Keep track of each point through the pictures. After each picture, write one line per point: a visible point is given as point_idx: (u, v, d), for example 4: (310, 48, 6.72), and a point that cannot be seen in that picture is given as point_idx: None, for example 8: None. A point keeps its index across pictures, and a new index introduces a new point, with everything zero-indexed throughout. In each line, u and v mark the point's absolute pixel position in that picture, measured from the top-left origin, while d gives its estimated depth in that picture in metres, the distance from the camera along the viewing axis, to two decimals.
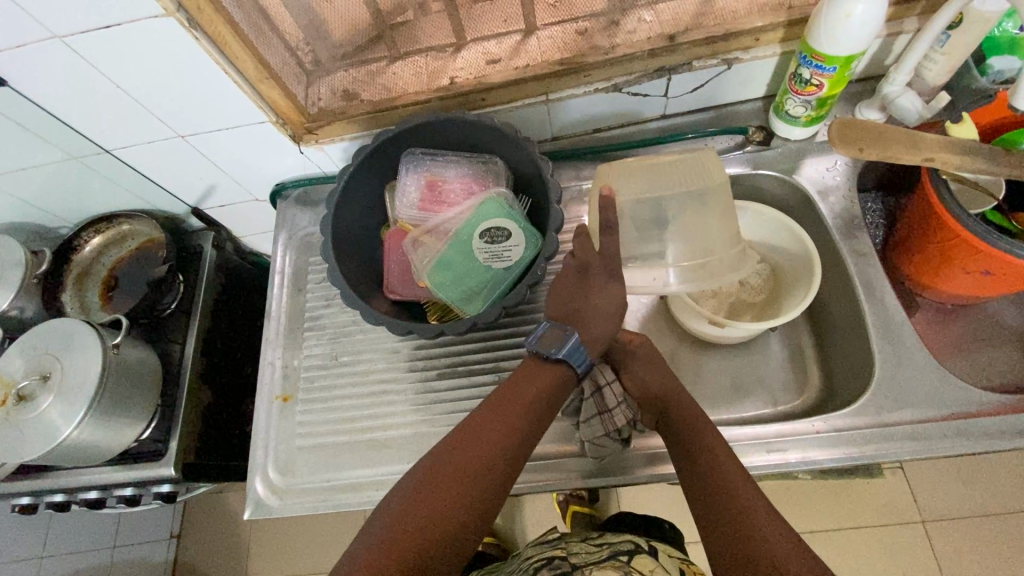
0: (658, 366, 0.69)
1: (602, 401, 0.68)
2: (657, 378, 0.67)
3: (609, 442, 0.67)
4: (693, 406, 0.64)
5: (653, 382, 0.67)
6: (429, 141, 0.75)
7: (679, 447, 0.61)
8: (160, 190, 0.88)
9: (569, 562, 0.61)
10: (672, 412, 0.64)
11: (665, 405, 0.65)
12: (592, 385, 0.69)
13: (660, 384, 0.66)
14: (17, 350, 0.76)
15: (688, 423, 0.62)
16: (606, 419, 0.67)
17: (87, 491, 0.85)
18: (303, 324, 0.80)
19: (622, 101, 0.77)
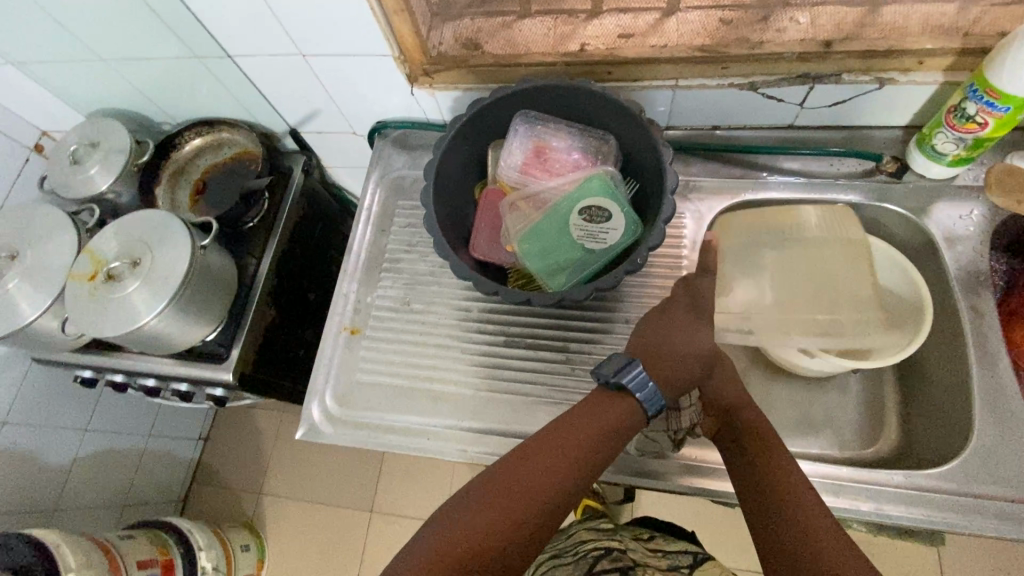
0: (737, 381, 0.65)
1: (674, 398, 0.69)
2: (732, 388, 0.64)
3: (662, 437, 0.68)
4: (761, 419, 0.61)
5: (728, 390, 0.64)
6: (545, 105, 0.72)
7: (741, 458, 0.59)
8: (266, 105, 0.88)
9: (628, 558, 0.64)
10: (739, 420, 0.61)
11: (732, 414, 0.62)
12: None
13: (734, 394, 0.63)
14: (112, 232, 0.79)
15: (755, 433, 0.60)
16: (672, 417, 0.68)
17: (146, 379, 0.89)
18: (381, 264, 0.80)
19: (753, 102, 0.73)
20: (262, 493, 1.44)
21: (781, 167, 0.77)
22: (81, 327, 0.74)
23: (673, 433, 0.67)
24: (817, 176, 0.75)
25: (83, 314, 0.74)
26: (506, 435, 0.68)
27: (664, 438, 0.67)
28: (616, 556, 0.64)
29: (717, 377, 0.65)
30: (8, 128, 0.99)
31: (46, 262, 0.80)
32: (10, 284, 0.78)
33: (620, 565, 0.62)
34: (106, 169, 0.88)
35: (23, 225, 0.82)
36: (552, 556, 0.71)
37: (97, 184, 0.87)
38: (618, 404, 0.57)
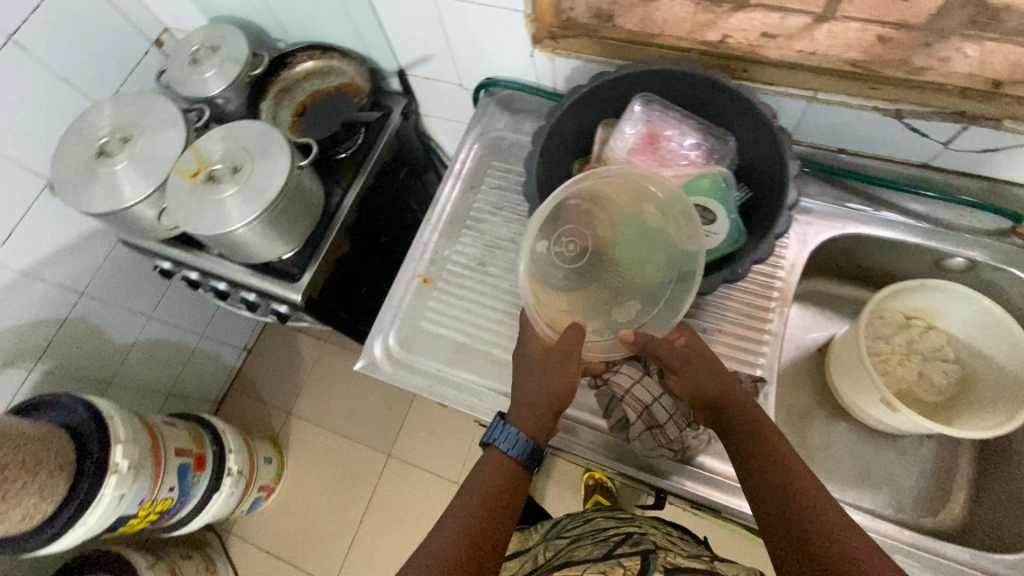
0: (713, 365, 0.60)
1: (651, 416, 0.62)
2: (710, 378, 0.59)
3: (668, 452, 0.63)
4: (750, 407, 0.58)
5: (709, 383, 0.59)
6: (670, 92, 0.69)
7: (740, 455, 0.55)
8: (382, 41, 0.88)
9: (649, 541, 0.64)
10: (728, 413, 0.58)
11: (720, 406, 0.58)
12: (637, 408, 0.63)
13: (715, 383, 0.59)
14: (219, 135, 0.81)
15: (751, 427, 0.55)
16: (658, 432, 0.62)
17: (219, 282, 0.92)
18: (465, 220, 0.80)
19: (892, 131, 0.67)
20: (292, 414, 1.51)
21: (903, 206, 0.71)
22: (175, 219, 0.77)
23: (680, 444, 0.63)
24: (941, 223, 0.70)
25: (180, 207, 0.77)
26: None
27: (672, 453, 0.63)
28: (637, 541, 0.64)
29: (686, 371, 0.60)
30: (136, 18, 1.03)
31: (154, 152, 0.83)
32: (118, 166, 0.81)
33: (641, 547, 0.62)
34: (221, 74, 0.90)
35: (137, 112, 0.86)
36: (571, 538, 0.71)
37: (210, 88, 0.90)
38: (496, 458, 0.59)
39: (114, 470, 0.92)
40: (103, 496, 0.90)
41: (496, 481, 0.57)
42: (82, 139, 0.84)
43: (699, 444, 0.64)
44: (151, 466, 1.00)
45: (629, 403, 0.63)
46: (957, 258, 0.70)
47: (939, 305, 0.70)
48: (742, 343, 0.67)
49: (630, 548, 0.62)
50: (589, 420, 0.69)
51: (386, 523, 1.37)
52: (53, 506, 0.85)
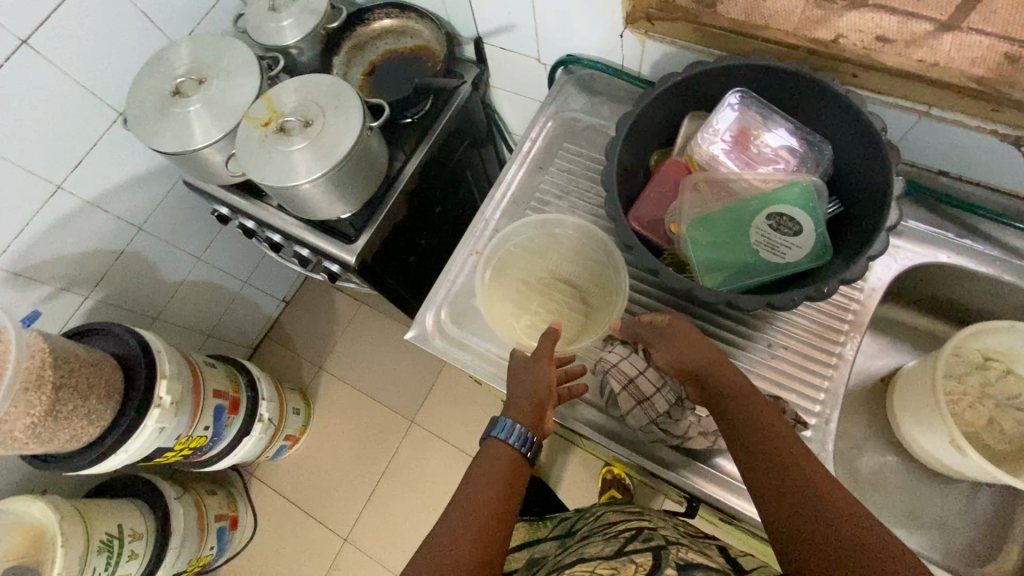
0: (691, 335, 0.60)
1: (638, 391, 0.61)
2: (690, 349, 0.59)
3: (661, 429, 0.61)
4: (734, 375, 0.57)
5: (682, 348, 0.59)
6: (769, 91, 0.65)
7: (727, 423, 0.54)
8: (464, 5, 0.86)
9: (661, 537, 0.60)
10: (711, 382, 0.57)
11: (703, 375, 0.58)
12: (622, 380, 0.62)
13: (693, 350, 0.59)
14: (293, 87, 0.80)
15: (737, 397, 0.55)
16: (647, 407, 0.61)
17: (275, 232, 0.93)
18: (531, 201, 0.78)
19: (1009, 160, 0.62)
20: (322, 369, 1.54)
21: (999, 240, 0.66)
22: (242, 166, 0.77)
23: (674, 423, 0.61)
24: None
25: (248, 156, 0.77)
26: (589, 403, 0.66)
27: (665, 432, 0.61)
28: (648, 537, 0.60)
29: (663, 342, 0.61)
30: None
31: (228, 97, 0.83)
32: (192, 107, 0.82)
33: (652, 544, 0.57)
34: (299, 24, 0.89)
35: (214, 54, 0.85)
36: (585, 533, 0.69)
37: (286, 37, 0.89)
38: (493, 464, 0.54)
39: (158, 404, 0.94)
40: (146, 426, 0.93)
41: (493, 478, 0.53)
42: (158, 76, 0.84)
43: (703, 442, 0.61)
44: (191, 405, 1.03)
45: (616, 372, 0.63)
46: None
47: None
48: (805, 363, 0.64)
49: (640, 546, 0.58)
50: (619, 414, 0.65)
51: (403, 487, 1.39)
52: (100, 430, 0.88)
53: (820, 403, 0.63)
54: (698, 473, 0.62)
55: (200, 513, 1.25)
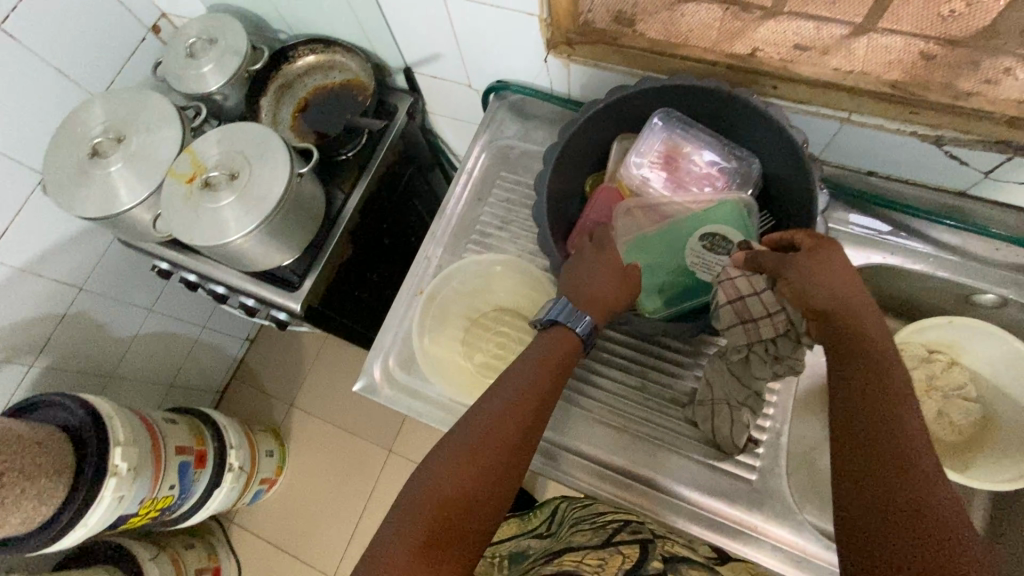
0: (839, 268, 0.50)
1: (747, 310, 0.57)
2: (843, 285, 0.49)
3: (748, 360, 0.59)
4: (878, 326, 0.49)
5: (821, 291, 0.49)
6: (693, 109, 0.65)
7: (848, 393, 0.48)
8: (388, 37, 0.84)
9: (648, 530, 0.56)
10: (843, 331, 0.49)
11: (833, 320, 0.50)
12: (732, 296, 0.57)
13: (834, 296, 0.49)
14: (215, 138, 0.77)
15: (866, 365, 0.48)
16: (752, 329, 0.57)
17: (218, 285, 0.90)
18: (471, 234, 0.76)
19: (929, 157, 0.63)
20: (293, 406, 1.51)
21: (934, 237, 0.66)
22: (170, 226, 0.74)
23: (767, 360, 0.58)
24: (974, 256, 0.66)
25: (175, 215, 0.74)
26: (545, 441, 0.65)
27: (758, 365, 0.59)
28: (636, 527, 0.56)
29: (803, 272, 0.50)
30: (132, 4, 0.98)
31: (150, 152, 0.80)
32: (113, 167, 0.78)
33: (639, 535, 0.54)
34: (220, 69, 0.86)
35: (131, 109, 0.82)
36: (561, 521, 0.68)
37: (208, 83, 0.86)
38: (554, 342, 0.57)
39: (113, 472, 0.91)
40: (103, 498, 0.89)
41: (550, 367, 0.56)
42: (74, 137, 0.81)
43: (732, 442, 0.60)
44: (151, 467, 1.00)
45: (726, 288, 0.57)
46: (989, 295, 0.66)
47: (966, 342, 0.67)
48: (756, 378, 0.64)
49: (627, 535, 0.54)
50: (580, 449, 0.64)
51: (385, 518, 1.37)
52: (54, 508, 0.85)
53: (770, 418, 0.63)
54: (665, 504, 0.61)
55: (178, 570, 1.21)
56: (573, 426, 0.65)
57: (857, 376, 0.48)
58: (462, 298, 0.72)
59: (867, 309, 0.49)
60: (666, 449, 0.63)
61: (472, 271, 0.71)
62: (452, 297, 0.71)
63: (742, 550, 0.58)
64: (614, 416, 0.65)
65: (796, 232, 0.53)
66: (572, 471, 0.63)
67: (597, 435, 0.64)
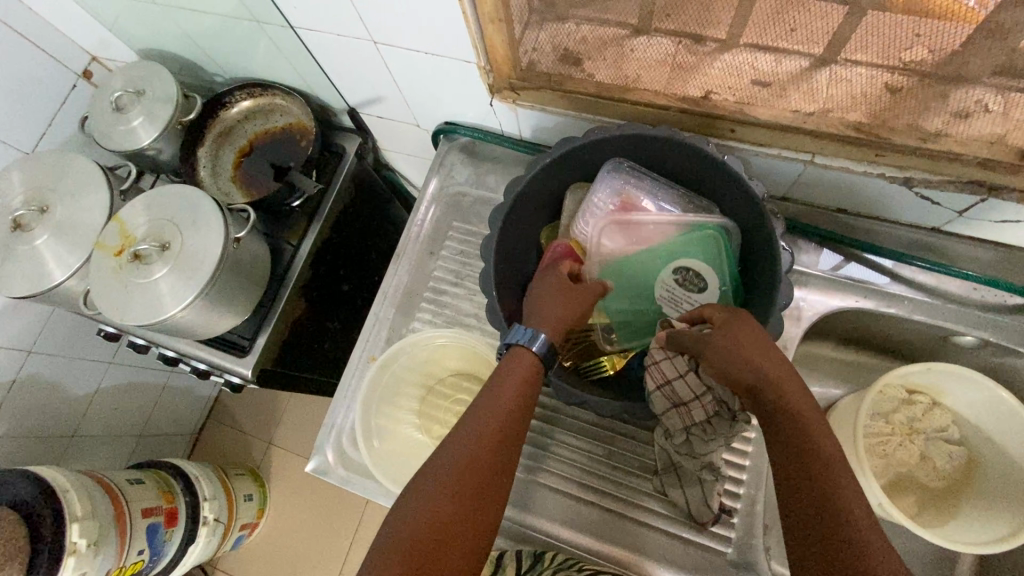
0: (755, 339, 0.47)
1: (675, 393, 0.55)
2: (751, 343, 0.47)
3: (689, 442, 0.56)
4: (800, 392, 0.44)
5: (744, 365, 0.46)
6: (646, 157, 0.61)
7: (779, 461, 0.43)
8: (326, 80, 0.78)
9: None
10: (766, 400, 0.45)
11: (757, 392, 0.46)
12: (659, 381, 0.56)
13: (752, 365, 0.46)
14: (143, 205, 0.72)
15: (797, 429, 0.43)
16: (684, 410, 0.56)
17: (166, 350, 0.85)
18: (424, 292, 0.72)
19: (899, 197, 0.59)
20: (271, 444, 1.47)
21: (907, 277, 0.63)
22: (100, 304, 0.69)
23: (707, 441, 0.56)
24: (949, 296, 0.62)
25: (105, 291, 0.69)
26: (508, 520, 0.61)
27: (699, 444, 0.56)
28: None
29: (711, 346, 0.48)
30: (56, 50, 0.91)
31: (77, 221, 0.75)
32: (38, 240, 0.73)
33: None
34: (149, 122, 0.80)
35: (54, 174, 0.76)
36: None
37: (139, 138, 0.80)
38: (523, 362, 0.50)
39: (73, 550, 0.86)
40: None
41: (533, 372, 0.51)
42: None
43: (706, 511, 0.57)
44: (115, 535, 0.95)
45: (655, 371, 0.56)
46: (968, 336, 0.62)
47: (947, 385, 0.63)
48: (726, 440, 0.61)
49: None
50: (550, 530, 0.60)
51: None
52: None
53: (743, 483, 0.59)
54: None
55: None
56: (536, 501, 0.61)
57: (780, 429, 0.43)
58: (417, 367, 0.67)
59: (778, 366, 0.45)
60: (634, 523, 0.59)
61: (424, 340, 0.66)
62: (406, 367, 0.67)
63: None
64: (579, 490, 0.61)
65: (704, 309, 0.53)
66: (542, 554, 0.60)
67: (563, 511, 0.61)
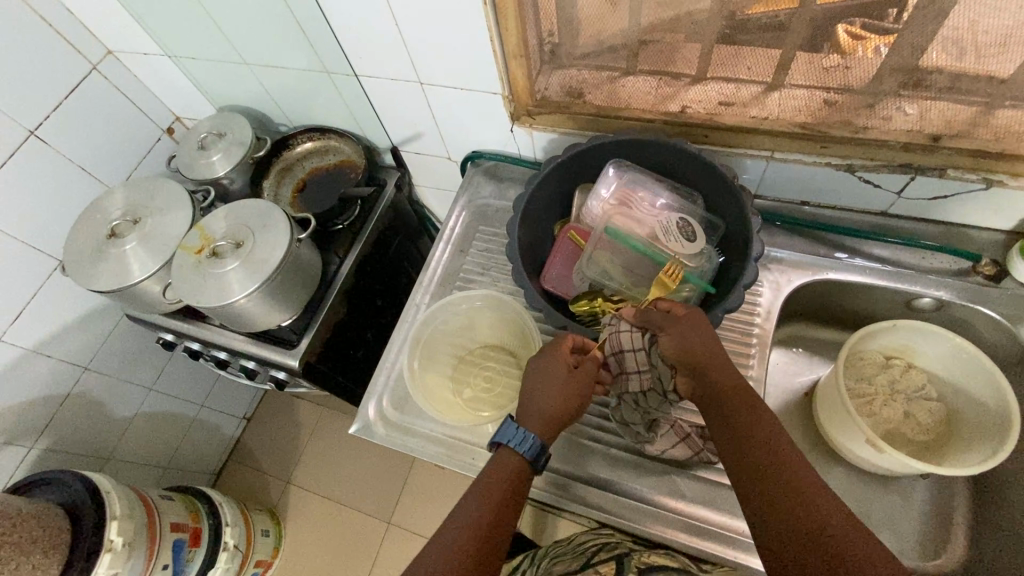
0: (701, 325, 0.57)
1: (619, 360, 0.62)
2: (698, 337, 0.56)
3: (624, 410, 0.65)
4: (731, 372, 0.55)
5: (696, 351, 0.56)
6: (640, 158, 0.75)
7: (723, 428, 0.53)
8: (376, 122, 0.96)
9: (626, 546, 0.63)
10: (710, 377, 0.55)
11: (702, 371, 0.56)
12: (613, 348, 0.62)
13: (701, 343, 0.56)
14: (224, 214, 0.87)
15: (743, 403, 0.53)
16: (623, 379, 0.63)
17: (221, 350, 0.96)
18: (455, 282, 0.84)
19: (847, 183, 0.73)
20: (289, 483, 1.49)
21: (866, 252, 0.75)
22: (180, 293, 0.81)
23: (638, 410, 0.64)
24: (905, 265, 0.73)
25: (185, 282, 0.81)
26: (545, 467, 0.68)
27: (629, 411, 0.65)
28: (613, 546, 0.63)
29: (671, 333, 0.58)
30: (151, 110, 1.12)
31: (161, 231, 0.88)
32: (128, 246, 0.86)
33: (617, 554, 0.61)
34: (227, 157, 0.97)
35: (148, 196, 0.92)
36: (553, 555, 0.69)
37: (217, 170, 0.97)
38: (507, 465, 0.56)
39: (108, 548, 0.88)
40: None
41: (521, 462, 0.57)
42: (95, 221, 0.90)
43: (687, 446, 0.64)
44: (146, 542, 0.98)
45: (612, 338, 0.62)
46: (926, 298, 0.73)
47: (918, 344, 0.72)
48: None
49: (606, 557, 0.61)
50: (578, 475, 0.67)
51: None
52: None
53: None
54: (665, 521, 0.63)
55: None
56: (564, 450, 0.69)
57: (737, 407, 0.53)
58: (447, 338, 0.78)
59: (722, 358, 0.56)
60: (651, 465, 0.66)
61: (456, 315, 0.77)
62: (437, 338, 0.77)
63: (726, 553, 0.60)
64: (606, 438, 0.69)
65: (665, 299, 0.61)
66: (581, 500, 0.66)
67: (592, 457, 0.68)
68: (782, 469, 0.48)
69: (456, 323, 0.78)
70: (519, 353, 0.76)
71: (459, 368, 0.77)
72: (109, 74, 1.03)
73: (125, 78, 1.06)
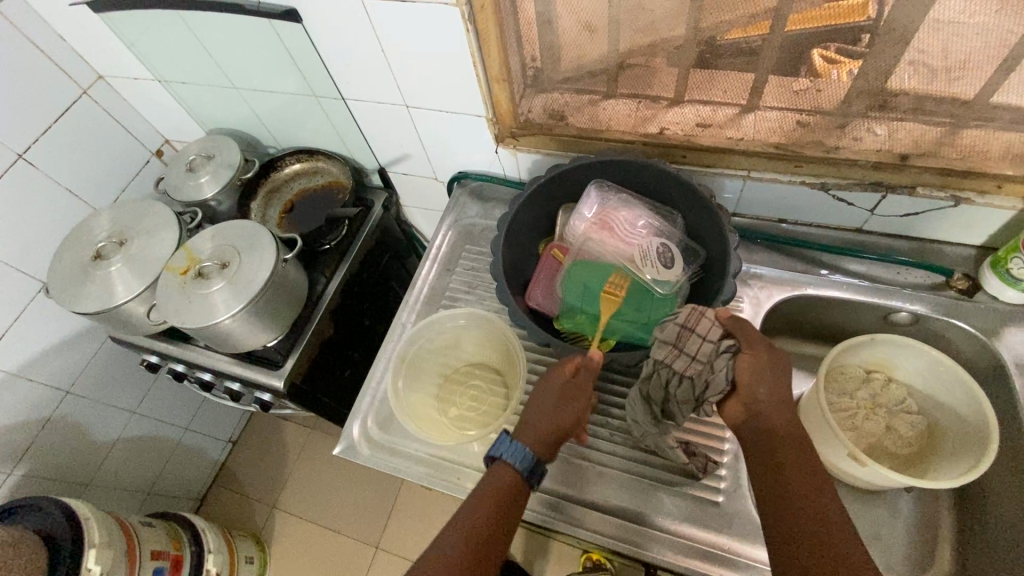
0: (781, 371, 0.56)
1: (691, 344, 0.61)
2: (776, 382, 0.55)
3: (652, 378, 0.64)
4: (792, 431, 0.54)
5: (763, 388, 0.55)
6: (621, 179, 0.77)
7: (772, 478, 0.52)
8: (364, 144, 0.98)
9: None
10: (772, 424, 0.54)
11: (763, 416, 0.55)
12: (694, 324, 0.61)
13: (774, 386, 0.55)
14: (210, 235, 0.87)
15: (794, 453, 0.52)
16: (677, 356, 0.62)
17: (205, 371, 0.95)
18: (441, 301, 0.84)
19: (822, 201, 0.75)
20: (275, 508, 1.46)
21: (843, 267, 0.77)
22: (164, 314, 0.81)
23: (663, 390, 0.63)
24: (881, 281, 0.75)
25: (169, 303, 0.81)
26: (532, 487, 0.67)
27: (654, 386, 0.64)
28: None
29: (750, 363, 0.57)
30: (139, 133, 1.13)
31: (146, 253, 0.88)
32: (112, 267, 0.86)
33: None
34: (214, 179, 0.98)
35: (135, 218, 0.92)
36: None
37: (204, 192, 0.98)
38: (501, 480, 0.56)
39: None
40: None
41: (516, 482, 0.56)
42: (81, 242, 0.90)
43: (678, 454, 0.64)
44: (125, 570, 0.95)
45: (691, 316, 0.61)
46: (903, 313, 0.74)
47: (895, 358, 0.74)
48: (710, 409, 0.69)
49: None
50: (563, 493, 0.67)
51: None
52: None
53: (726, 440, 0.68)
54: (652, 539, 0.63)
55: None
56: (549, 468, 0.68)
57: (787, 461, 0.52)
58: (432, 356, 0.78)
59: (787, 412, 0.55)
60: (637, 481, 0.66)
61: (441, 334, 0.77)
62: (422, 356, 0.77)
63: (713, 572, 0.60)
64: (593, 455, 0.69)
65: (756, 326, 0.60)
66: (566, 520, 0.65)
67: (578, 475, 0.68)
68: (824, 532, 0.47)
69: (441, 342, 0.78)
70: (504, 372, 0.77)
71: (445, 387, 0.77)
72: (98, 98, 1.04)
73: (114, 102, 1.07)
